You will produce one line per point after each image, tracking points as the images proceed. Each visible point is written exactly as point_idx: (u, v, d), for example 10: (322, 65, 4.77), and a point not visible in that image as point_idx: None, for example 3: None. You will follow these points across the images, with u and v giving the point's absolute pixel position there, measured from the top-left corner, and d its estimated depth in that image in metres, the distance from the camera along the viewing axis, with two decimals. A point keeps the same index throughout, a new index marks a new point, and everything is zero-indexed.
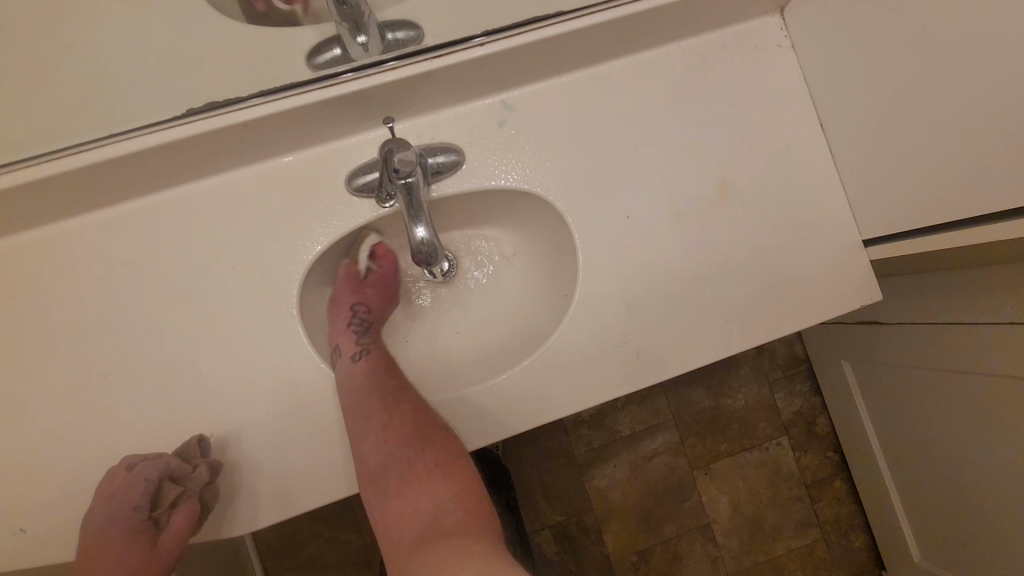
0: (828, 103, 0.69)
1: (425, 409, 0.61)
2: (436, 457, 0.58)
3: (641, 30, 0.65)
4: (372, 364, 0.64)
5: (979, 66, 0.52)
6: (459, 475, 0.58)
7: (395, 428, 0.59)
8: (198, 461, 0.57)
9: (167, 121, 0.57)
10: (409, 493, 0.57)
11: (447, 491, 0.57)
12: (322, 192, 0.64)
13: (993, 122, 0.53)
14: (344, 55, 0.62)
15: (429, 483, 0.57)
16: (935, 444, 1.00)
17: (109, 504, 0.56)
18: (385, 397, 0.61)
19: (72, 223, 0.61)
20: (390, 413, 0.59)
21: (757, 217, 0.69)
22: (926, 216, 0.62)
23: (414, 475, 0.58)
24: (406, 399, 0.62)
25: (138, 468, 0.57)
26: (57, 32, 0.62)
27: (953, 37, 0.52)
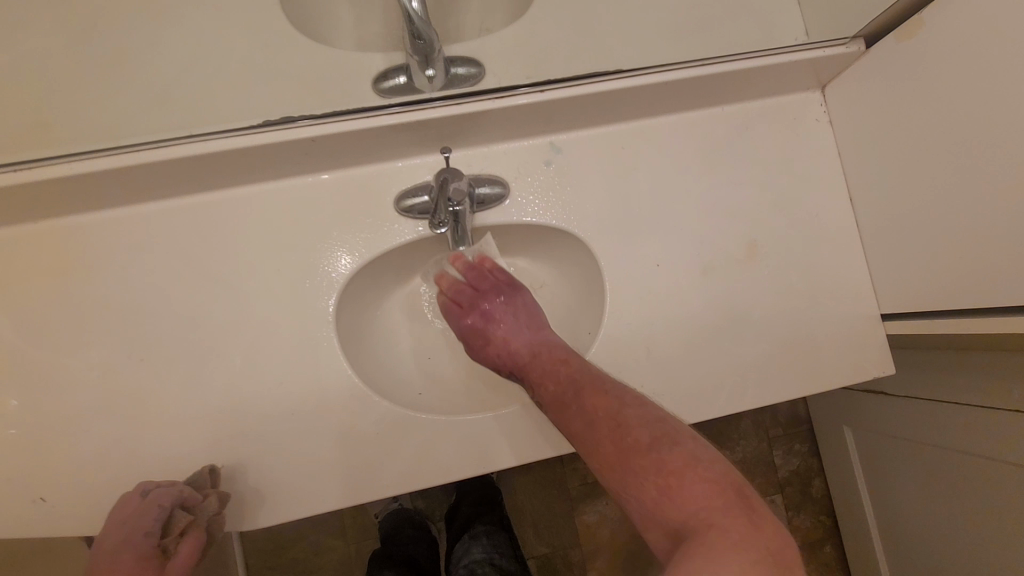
0: (860, 179, 0.73)
1: (607, 390, 0.54)
2: (657, 467, 0.46)
3: (691, 92, 0.69)
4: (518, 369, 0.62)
5: (1007, 167, 0.55)
6: (699, 480, 0.45)
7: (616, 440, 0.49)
8: (209, 491, 0.59)
9: (241, 128, 0.60)
10: (652, 522, 0.45)
11: (705, 490, 0.44)
12: (370, 207, 0.67)
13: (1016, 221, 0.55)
14: (408, 84, 0.67)
15: (662, 496, 0.45)
16: (930, 523, 1.00)
17: (121, 528, 0.56)
18: (568, 388, 0.56)
19: (133, 210, 0.64)
20: (592, 412, 0.52)
21: (781, 281, 0.72)
22: (943, 300, 0.64)
23: (647, 493, 0.46)
24: (585, 407, 0.53)
25: (152, 494, 0.57)
26: (146, 32, 0.66)
27: (990, 137, 0.56)
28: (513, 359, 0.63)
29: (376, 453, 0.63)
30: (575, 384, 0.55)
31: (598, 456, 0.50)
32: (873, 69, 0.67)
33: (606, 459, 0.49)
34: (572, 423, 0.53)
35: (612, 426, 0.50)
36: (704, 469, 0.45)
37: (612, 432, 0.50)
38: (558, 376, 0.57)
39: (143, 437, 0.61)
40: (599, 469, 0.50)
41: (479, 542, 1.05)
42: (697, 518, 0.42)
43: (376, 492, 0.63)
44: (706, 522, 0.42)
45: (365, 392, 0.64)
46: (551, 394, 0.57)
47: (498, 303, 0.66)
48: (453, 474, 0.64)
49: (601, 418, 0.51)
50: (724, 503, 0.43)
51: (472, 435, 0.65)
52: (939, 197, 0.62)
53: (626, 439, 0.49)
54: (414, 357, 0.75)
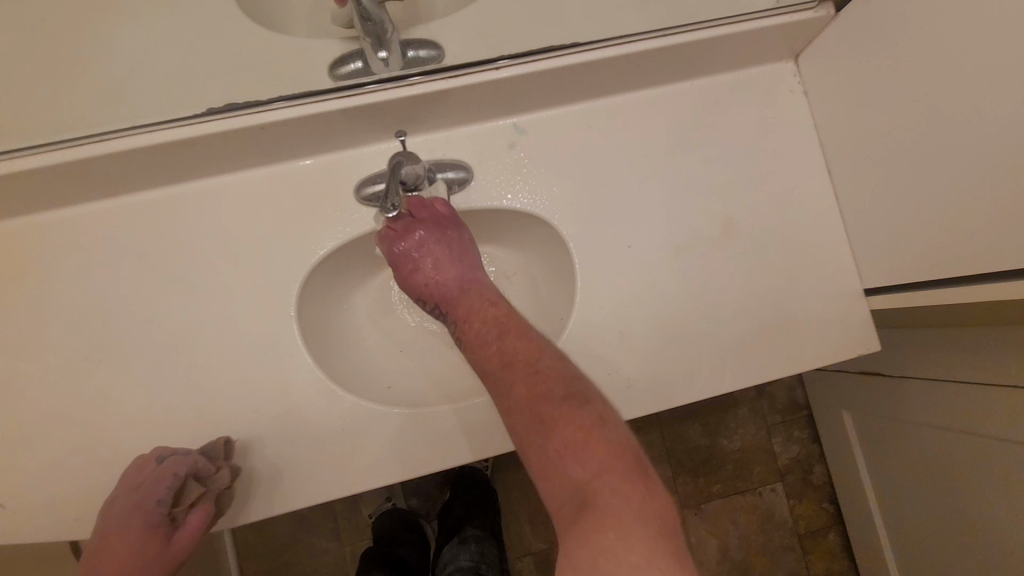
0: (837, 150, 0.70)
1: (540, 355, 0.51)
2: (562, 425, 0.46)
3: (656, 66, 0.67)
4: (456, 305, 0.59)
5: (984, 125, 0.52)
6: (600, 443, 0.45)
7: (542, 395, 0.48)
8: (222, 464, 0.58)
9: (191, 117, 0.59)
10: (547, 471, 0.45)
11: (604, 454, 0.44)
12: (330, 197, 0.66)
13: (996, 182, 0.53)
14: (364, 68, 0.64)
15: (564, 457, 0.45)
16: (932, 505, 0.97)
17: (133, 494, 0.56)
18: (499, 332, 0.54)
19: (88, 207, 0.63)
20: (510, 351, 0.52)
21: (759, 258, 0.69)
22: (926, 270, 0.62)
23: (546, 451, 0.46)
24: (506, 363, 0.51)
25: (167, 462, 0.57)
26: (95, 25, 0.65)
27: (965, 96, 0.53)
28: (443, 289, 0.60)
29: (345, 448, 0.62)
30: (502, 336, 0.53)
31: (506, 399, 0.49)
32: (844, 33, 0.64)
33: (520, 416, 0.48)
34: (491, 359, 0.52)
35: (530, 377, 0.49)
36: (610, 436, 0.46)
37: (527, 388, 0.48)
38: (491, 326, 0.54)
39: (105, 439, 0.60)
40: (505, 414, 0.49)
41: (466, 547, 1.04)
42: (594, 481, 0.43)
43: (345, 488, 0.61)
44: (603, 491, 0.42)
45: (330, 385, 0.63)
46: (480, 322, 0.55)
47: (421, 237, 0.60)
48: (424, 466, 0.63)
49: (518, 374, 0.50)
50: (625, 472, 0.43)
51: (443, 426, 0.63)
52: (917, 162, 0.60)
53: (539, 396, 0.48)
54: (384, 350, 0.73)
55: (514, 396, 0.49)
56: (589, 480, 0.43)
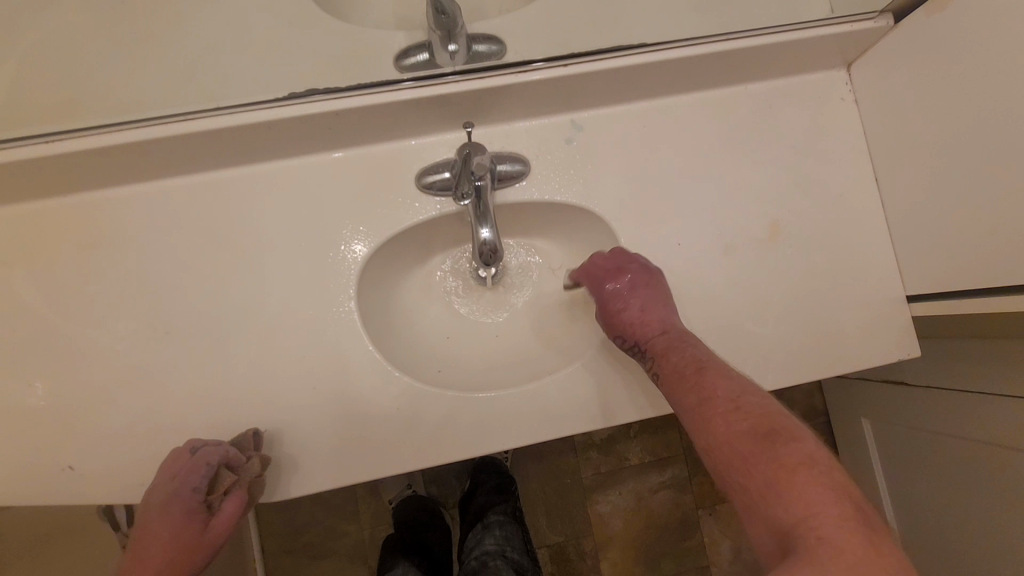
0: (885, 159, 0.71)
1: (743, 395, 0.53)
2: (776, 468, 0.46)
3: (715, 69, 0.68)
4: (659, 346, 0.60)
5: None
6: (815, 482, 0.44)
7: (735, 427, 0.50)
8: (252, 453, 0.60)
9: (268, 101, 0.61)
10: (754, 518, 0.47)
11: (819, 495, 0.44)
12: (390, 184, 0.67)
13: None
14: (430, 60, 0.66)
15: (772, 499, 0.45)
16: (951, 514, 0.98)
17: (171, 482, 0.58)
18: (709, 370, 0.56)
19: (157, 184, 0.65)
20: (715, 391, 0.54)
21: (804, 261, 0.71)
22: (968, 280, 0.63)
23: (753, 496, 0.47)
24: (706, 400, 0.54)
25: (200, 451, 0.59)
26: (171, 8, 0.67)
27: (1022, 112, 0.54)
28: (646, 331, 0.62)
29: (397, 428, 0.64)
30: (700, 370, 0.56)
31: (714, 440, 0.51)
32: (899, 45, 0.66)
33: (721, 442, 0.51)
34: (689, 397, 0.55)
35: (728, 414, 0.52)
36: (819, 473, 0.45)
37: (727, 423, 0.51)
38: (682, 366, 0.57)
39: (168, 408, 0.62)
40: (714, 463, 0.51)
41: (491, 533, 1.05)
42: (797, 523, 0.43)
43: (395, 467, 0.63)
44: (810, 534, 0.41)
45: (385, 366, 0.65)
46: (671, 367, 0.58)
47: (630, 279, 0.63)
48: (471, 449, 0.65)
49: (719, 411, 0.52)
50: (839, 518, 0.42)
51: (491, 412, 0.65)
52: (965, 174, 0.61)
53: (750, 431, 0.50)
54: (433, 336, 0.75)
55: (719, 439, 0.51)
56: (795, 524, 0.43)
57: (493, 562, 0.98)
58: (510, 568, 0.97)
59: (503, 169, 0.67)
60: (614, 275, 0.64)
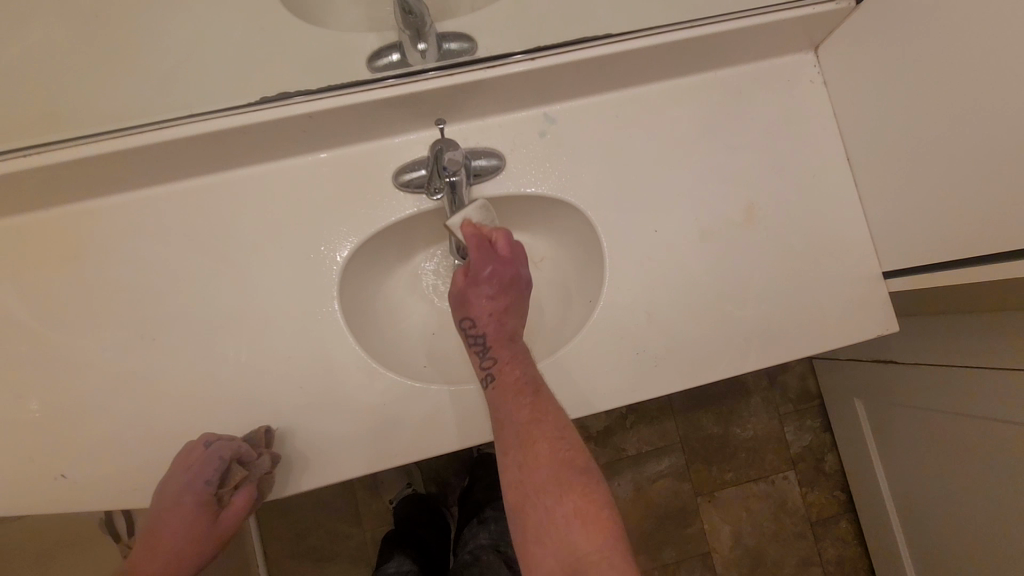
0: (855, 137, 0.72)
1: (544, 418, 0.57)
2: (579, 492, 0.53)
3: (682, 57, 0.69)
4: (509, 364, 0.60)
5: (997, 111, 0.55)
6: (605, 522, 0.52)
7: (531, 460, 0.55)
8: (263, 451, 0.61)
9: (244, 106, 0.62)
10: (545, 533, 0.52)
11: (610, 539, 0.51)
12: (370, 184, 0.68)
13: (1008, 164, 0.55)
14: (402, 60, 0.67)
15: (573, 522, 0.51)
16: (944, 487, 1.00)
17: (185, 474, 0.60)
18: (527, 394, 0.58)
19: (138, 193, 0.66)
20: (537, 420, 0.57)
21: (780, 242, 0.72)
22: (941, 251, 0.64)
23: (555, 514, 0.52)
24: (539, 423, 0.56)
25: (213, 446, 0.60)
26: (143, 19, 0.68)
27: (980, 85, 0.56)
28: (498, 331, 0.61)
29: (385, 423, 0.65)
30: (525, 395, 0.58)
31: (530, 460, 0.54)
32: (863, 25, 0.67)
33: (541, 475, 0.54)
34: (519, 414, 0.57)
35: (551, 441, 0.55)
36: (580, 543, 0.50)
37: (551, 449, 0.55)
38: (522, 384, 0.59)
39: (158, 413, 0.63)
40: (518, 476, 0.55)
41: (486, 527, 1.05)
42: (592, 556, 0.49)
43: (384, 461, 0.64)
44: (602, 568, 0.48)
45: (370, 362, 0.65)
46: (511, 383, 0.59)
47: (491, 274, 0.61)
48: (459, 440, 0.66)
49: (547, 434, 0.56)
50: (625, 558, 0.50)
51: (479, 402, 0.66)
52: (933, 148, 0.62)
53: (559, 458, 0.54)
54: (419, 332, 0.75)
55: (558, 461, 0.54)
56: (589, 557, 0.49)
57: (486, 556, 0.98)
58: (503, 563, 0.97)
59: (469, 215, 0.64)
60: (466, 296, 0.62)
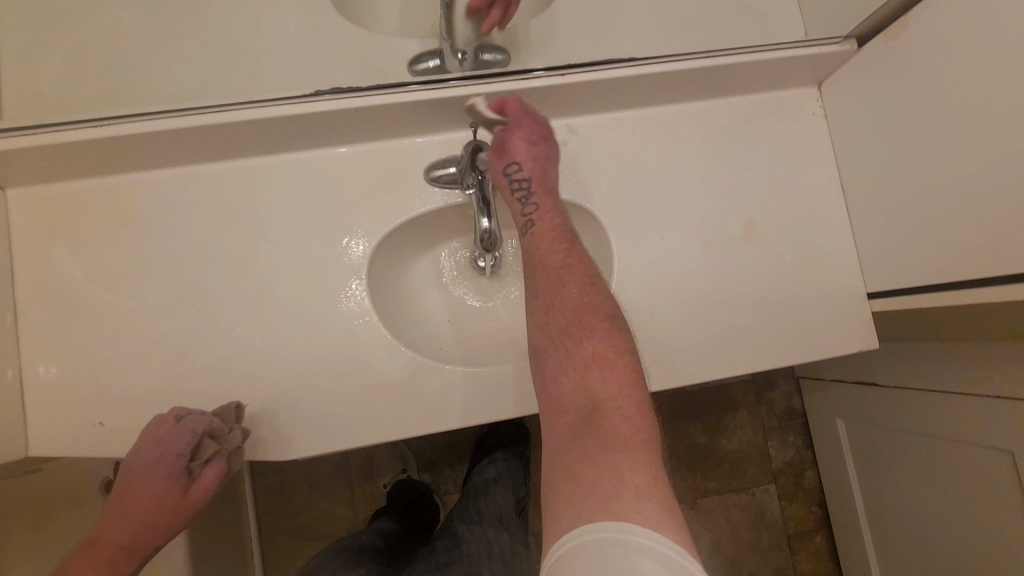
0: (850, 168, 0.79)
1: (578, 272, 0.60)
2: (600, 341, 0.55)
3: (697, 82, 0.75)
4: (544, 219, 0.64)
5: (976, 154, 0.61)
6: (624, 372, 0.54)
7: (560, 306, 0.58)
8: (234, 425, 0.65)
9: (294, 97, 0.67)
10: (565, 372, 0.55)
11: (625, 387, 0.53)
12: (401, 176, 0.74)
13: (984, 203, 0.62)
14: (440, 66, 0.73)
15: (592, 369, 0.54)
16: (913, 504, 1.05)
17: (156, 447, 0.63)
18: (563, 244, 0.63)
19: (186, 169, 0.71)
20: (567, 273, 0.60)
21: (773, 259, 0.78)
22: (920, 278, 0.70)
23: (575, 355, 0.55)
24: (569, 273, 0.60)
25: (185, 420, 0.64)
26: (204, 11, 0.73)
27: (964, 129, 0.62)
28: (541, 180, 0.65)
29: (399, 397, 0.70)
30: (562, 244, 0.63)
31: (559, 308, 0.58)
32: (863, 67, 0.73)
33: (569, 313, 0.58)
34: (553, 257, 0.62)
35: (585, 292, 0.58)
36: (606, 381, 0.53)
37: (578, 298, 0.58)
38: (557, 233, 0.63)
39: (191, 374, 0.68)
40: (548, 317, 0.59)
41: (493, 464, 1.10)
42: (606, 399, 0.52)
43: (396, 432, 0.70)
44: (614, 410, 0.51)
45: (391, 341, 0.71)
46: (548, 221, 0.64)
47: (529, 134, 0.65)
48: (467, 418, 0.71)
49: (576, 284, 0.59)
50: (638, 404, 0.52)
51: (488, 386, 0.71)
52: (919, 183, 0.69)
53: (586, 308, 0.57)
54: (433, 318, 0.81)
55: (585, 309, 0.57)
56: (605, 400, 0.52)
57: (491, 486, 1.02)
58: (507, 492, 1.01)
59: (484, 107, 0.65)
60: (505, 145, 0.65)
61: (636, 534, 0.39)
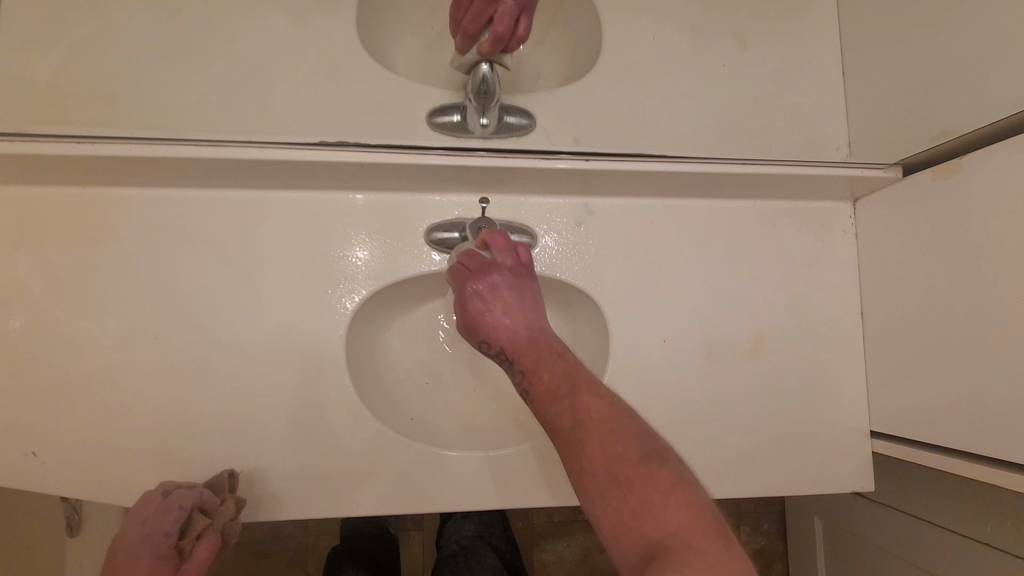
0: (873, 297, 0.74)
1: (583, 413, 0.51)
2: (642, 482, 0.46)
3: (726, 183, 0.71)
4: (540, 383, 0.55)
5: (1009, 326, 0.57)
6: (681, 503, 0.45)
7: (580, 453, 0.49)
8: (227, 495, 0.61)
9: (296, 142, 0.63)
10: (623, 531, 0.45)
11: (687, 517, 0.44)
12: (399, 233, 0.70)
13: (1007, 377, 0.57)
14: (462, 124, 0.70)
15: (644, 517, 0.44)
16: None
17: (141, 526, 0.60)
18: (563, 374, 0.55)
19: (173, 193, 0.67)
20: (574, 426, 0.51)
21: (778, 380, 0.73)
22: (929, 434, 0.66)
23: (620, 508, 0.46)
24: (584, 412, 0.51)
25: (173, 495, 0.60)
26: (221, 29, 0.69)
27: (997, 296, 0.58)
28: (513, 339, 0.59)
29: (358, 471, 0.65)
30: (573, 392, 0.53)
31: (576, 475, 0.49)
32: (902, 198, 0.69)
33: (581, 457, 0.49)
34: (561, 418, 0.52)
35: (602, 434, 0.49)
36: (659, 511, 0.44)
37: (603, 438, 0.49)
38: (555, 385, 0.54)
39: (140, 414, 0.63)
40: (578, 482, 0.49)
41: (471, 519, 1.03)
42: (671, 539, 0.42)
43: (349, 507, 0.65)
44: (684, 549, 0.41)
45: (360, 409, 0.66)
46: (544, 386, 0.55)
47: (491, 283, 0.61)
48: (426, 504, 0.66)
49: (595, 423, 0.50)
50: (708, 532, 0.43)
51: (455, 472, 0.67)
52: (943, 336, 0.64)
53: (612, 452, 0.48)
54: (412, 381, 0.76)
55: (656, 512, 0.44)
56: (671, 539, 0.42)
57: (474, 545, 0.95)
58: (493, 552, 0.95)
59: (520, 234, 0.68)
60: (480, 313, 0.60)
61: None
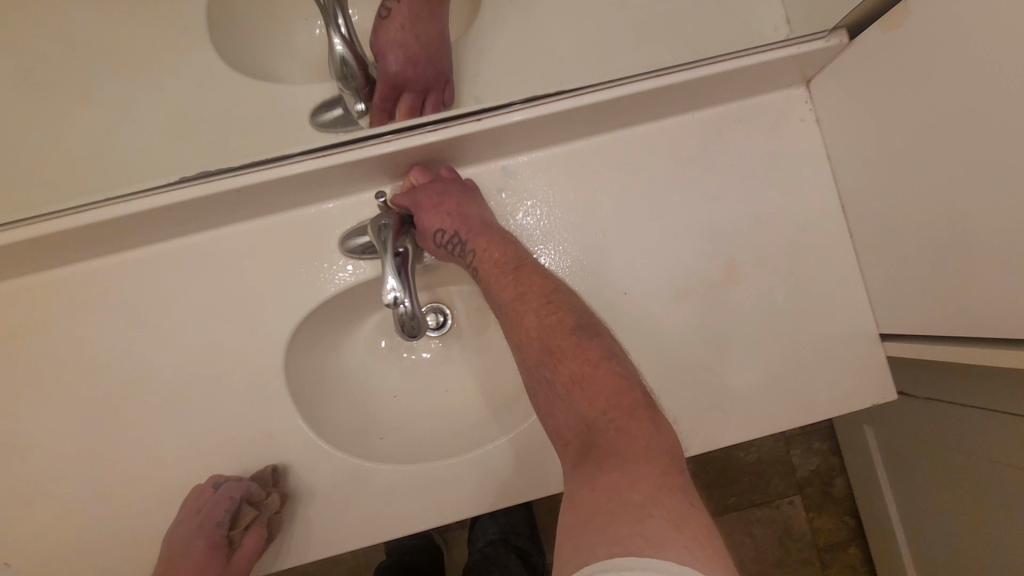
0: (851, 185, 0.65)
1: (556, 289, 0.54)
2: (572, 352, 0.49)
3: (648, 104, 0.63)
4: (488, 272, 0.58)
5: (993, 183, 0.47)
6: (610, 380, 0.46)
7: (528, 347, 0.52)
8: (272, 489, 0.59)
9: (168, 184, 0.59)
10: (559, 406, 0.48)
11: (612, 385, 0.45)
12: (314, 249, 0.65)
13: (1004, 245, 0.48)
14: (346, 116, 0.64)
15: (576, 388, 0.47)
16: (944, 548, 0.90)
17: (195, 518, 0.57)
18: (511, 275, 0.56)
19: (78, 267, 0.64)
20: (523, 294, 0.54)
21: (763, 301, 0.65)
22: (938, 325, 0.57)
23: (559, 387, 0.48)
24: (524, 303, 0.54)
25: (223, 486, 0.58)
26: (77, 83, 0.64)
27: (973, 153, 0.48)
28: (469, 228, 0.60)
29: (329, 507, 0.61)
30: (519, 269, 0.57)
31: (528, 343, 0.52)
32: (855, 66, 0.59)
33: (525, 344, 0.52)
34: (505, 292, 0.56)
35: (542, 309, 0.53)
36: (610, 364, 0.47)
37: (540, 323, 0.52)
38: (503, 262, 0.57)
39: (98, 500, 0.61)
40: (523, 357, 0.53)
41: (496, 521, 1.00)
42: (595, 418, 0.44)
43: (328, 548, 0.61)
44: (608, 427, 0.42)
45: (317, 441, 0.62)
46: (494, 263, 0.58)
47: (442, 196, 0.61)
48: (408, 526, 0.62)
49: (533, 312, 0.53)
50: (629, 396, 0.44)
51: (432, 485, 0.62)
52: (928, 213, 0.55)
53: (550, 325, 0.51)
54: (377, 397, 0.72)
55: (583, 386, 0.46)
56: (596, 411, 0.44)
57: (498, 549, 0.93)
58: (516, 556, 0.93)
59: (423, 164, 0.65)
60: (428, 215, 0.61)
61: (645, 558, 0.30)
